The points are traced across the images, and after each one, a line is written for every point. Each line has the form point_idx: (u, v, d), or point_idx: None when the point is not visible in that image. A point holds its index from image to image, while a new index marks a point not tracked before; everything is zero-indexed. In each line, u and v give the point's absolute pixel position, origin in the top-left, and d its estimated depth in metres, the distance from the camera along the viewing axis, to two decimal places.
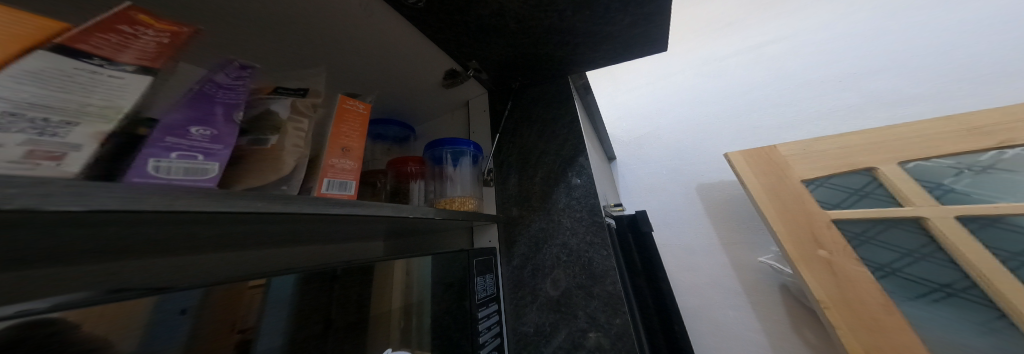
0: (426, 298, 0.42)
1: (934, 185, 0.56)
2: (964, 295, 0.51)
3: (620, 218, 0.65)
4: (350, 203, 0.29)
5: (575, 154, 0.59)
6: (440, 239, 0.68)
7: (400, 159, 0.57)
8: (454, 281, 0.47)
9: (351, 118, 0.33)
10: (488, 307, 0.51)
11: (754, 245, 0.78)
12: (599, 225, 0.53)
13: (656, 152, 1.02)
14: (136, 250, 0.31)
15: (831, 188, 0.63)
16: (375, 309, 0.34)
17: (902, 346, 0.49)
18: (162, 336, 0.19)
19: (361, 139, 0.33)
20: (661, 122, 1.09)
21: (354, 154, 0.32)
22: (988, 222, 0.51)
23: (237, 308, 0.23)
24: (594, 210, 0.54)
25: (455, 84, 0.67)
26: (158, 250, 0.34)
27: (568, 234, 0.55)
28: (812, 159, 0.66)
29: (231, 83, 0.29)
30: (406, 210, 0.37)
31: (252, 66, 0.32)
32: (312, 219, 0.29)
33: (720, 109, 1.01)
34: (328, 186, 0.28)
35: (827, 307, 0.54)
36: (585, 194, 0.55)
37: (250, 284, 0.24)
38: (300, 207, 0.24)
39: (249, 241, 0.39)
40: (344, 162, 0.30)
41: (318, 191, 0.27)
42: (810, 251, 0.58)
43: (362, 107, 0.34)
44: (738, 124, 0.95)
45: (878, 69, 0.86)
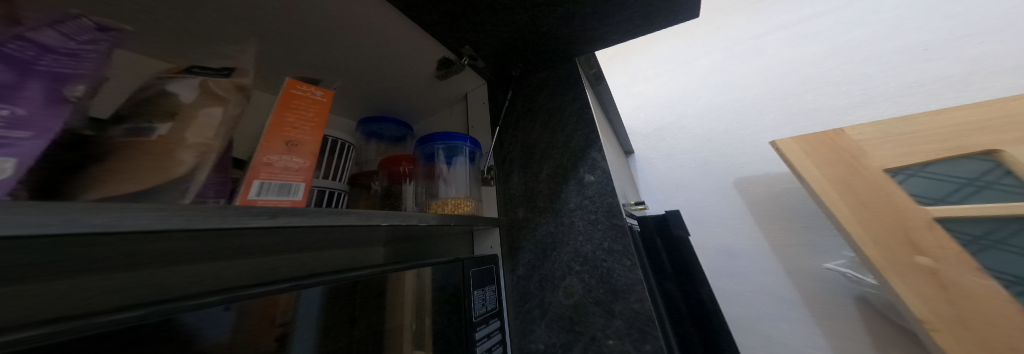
0: (423, 318, 0.35)
1: None
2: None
3: (644, 219, 0.56)
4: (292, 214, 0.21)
5: (587, 146, 0.51)
6: (444, 244, 0.65)
7: (393, 158, 0.53)
8: (455, 295, 0.40)
9: (303, 105, 0.25)
10: (489, 324, 0.45)
11: (817, 248, 0.64)
12: (621, 230, 0.44)
13: (680, 143, 0.90)
14: (97, 268, 0.29)
15: (929, 178, 0.49)
16: (389, 321, 0.31)
17: None
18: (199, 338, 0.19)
19: (317, 132, 0.25)
20: (686, 110, 0.96)
21: (305, 150, 0.24)
22: None
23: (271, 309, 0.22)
24: (612, 211, 0.45)
25: (450, 74, 0.61)
26: (127, 266, 0.31)
27: (581, 242, 0.47)
28: (893, 142, 0.52)
29: (67, 47, 0.20)
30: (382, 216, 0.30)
31: (118, 27, 0.22)
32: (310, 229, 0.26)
33: (759, 92, 0.86)
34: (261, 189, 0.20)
35: (934, 329, 0.42)
36: (600, 192, 0.47)
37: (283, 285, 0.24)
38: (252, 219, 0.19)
39: (236, 251, 0.37)
40: (288, 159, 0.22)
41: (244, 199, 0.19)
42: (904, 258, 0.45)
43: (322, 92, 0.27)
44: (782, 107, 0.81)
45: (973, 33, 0.69)
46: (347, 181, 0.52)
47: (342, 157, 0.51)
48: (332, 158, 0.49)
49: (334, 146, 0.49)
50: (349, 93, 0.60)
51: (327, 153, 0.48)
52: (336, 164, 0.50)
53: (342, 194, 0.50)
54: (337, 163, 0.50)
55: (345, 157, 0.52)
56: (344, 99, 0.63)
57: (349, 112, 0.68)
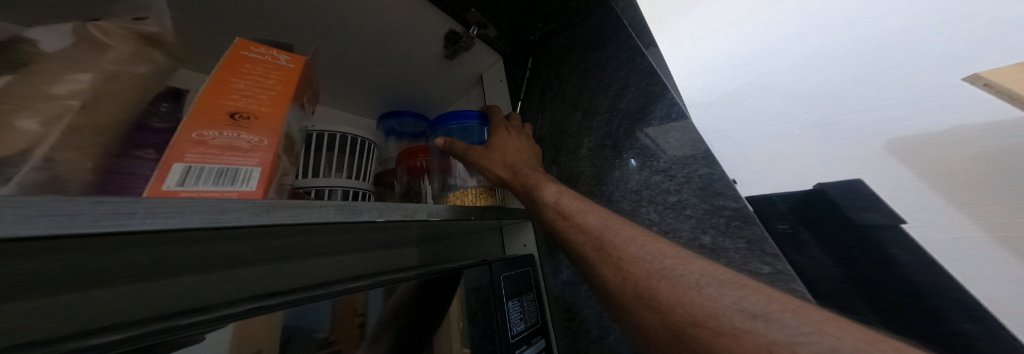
0: (465, 329, 0.33)
1: None
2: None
3: (774, 206, 0.35)
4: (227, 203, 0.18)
5: (648, 102, 0.48)
6: (472, 243, 0.61)
7: (409, 151, 0.49)
8: (484, 287, 0.38)
9: (260, 73, 0.25)
10: (532, 342, 0.41)
11: None
12: (721, 209, 0.38)
13: (767, 99, 0.37)
14: (150, 272, 0.30)
15: None
16: (440, 326, 0.32)
17: None
18: (308, 322, 0.22)
19: (281, 102, 0.25)
20: None
21: (258, 126, 0.23)
22: None
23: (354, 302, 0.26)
24: (709, 189, 0.39)
25: (457, 53, 0.57)
26: (187, 269, 0.33)
27: (672, 236, 0.41)
28: None
29: None
30: (374, 211, 0.27)
31: None
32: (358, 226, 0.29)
33: None
34: (188, 177, 0.19)
35: None
36: (682, 163, 0.42)
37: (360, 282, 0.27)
38: (178, 211, 0.15)
39: (276, 254, 0.38)
40: (233, 137, 0.21)
41: (155, 191, 0.17)
42: None
43: (287, 58, 0.28)
44: None
45: None
46: (372, 180, 0.48)
47: (367, 157, 0.47)
48: (359, 156, 0.46)
49: (359, 143, 0.46)
50: (365, 86, 0.60)
51: (354, 151, 0.45)
52: (361, 163, 0.46)
53: (369, 195, 0.46)
54: (361, 162, 0.46)
55: (371, 156, 0.48)
56: (361, 95, 0.62)
57: (370, 108, 0.68)
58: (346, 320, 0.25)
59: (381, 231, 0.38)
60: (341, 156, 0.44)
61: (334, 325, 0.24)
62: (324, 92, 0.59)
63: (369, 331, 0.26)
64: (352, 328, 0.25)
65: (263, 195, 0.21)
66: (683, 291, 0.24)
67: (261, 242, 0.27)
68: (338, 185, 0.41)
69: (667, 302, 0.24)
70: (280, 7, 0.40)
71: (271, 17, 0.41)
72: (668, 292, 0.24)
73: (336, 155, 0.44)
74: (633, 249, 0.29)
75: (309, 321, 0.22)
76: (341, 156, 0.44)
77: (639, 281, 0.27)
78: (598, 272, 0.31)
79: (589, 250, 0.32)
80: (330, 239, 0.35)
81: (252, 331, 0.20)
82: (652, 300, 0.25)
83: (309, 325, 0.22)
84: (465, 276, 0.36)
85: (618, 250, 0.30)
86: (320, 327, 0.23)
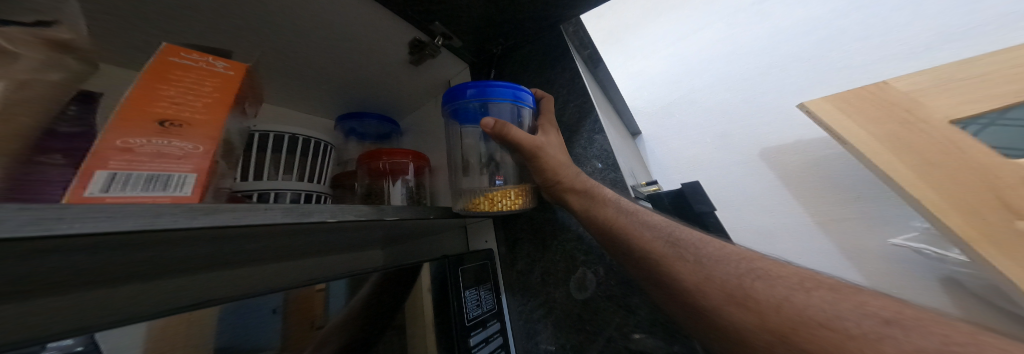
0: (430, 319, 0.38)
1: (995, 116, 0.44)
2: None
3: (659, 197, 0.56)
4: (172, 208, 0.19)
5: (583, 116, 0.54)
6: (435, 242, 0.63)
7: (369, 154, 0.51)
8: (445, 286, 0.41)
9: (189, 80, 0.27)
10: (488, 327, 0.46)
11: (879, 220, 0.52)
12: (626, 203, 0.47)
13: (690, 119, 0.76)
14: (70, 285, 0.28)
15: (1009, 127, 0.44)
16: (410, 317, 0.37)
17: None
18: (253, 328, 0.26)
19: (216, 111, 0.27)
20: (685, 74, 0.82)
21: (189, 133, 0.25)
22: (988, 122, 0.44)
23: (309, 306, 0.30)
24: (619, 187, 0.48)
25: (423, 59, 0.59)
26: (117, 279, 0.32)
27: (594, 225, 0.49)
28: (950, 93, 0.46)
29: None
30: (327, 212, 0.29)
31: None
32: (310, 228, 0.30)
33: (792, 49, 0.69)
34: (113, 183, 0.20)
35: None
36: (602, 168, 0.50)
37: (316, 288, 0.31)
38: (110, 216, 0.16)
39: (216, 261, 0.37)
40: (161, 142, 0.23)
41: (79, 195, 0.18)
42: (991, 220, 0.38)
43: (223, 65, 0.30)
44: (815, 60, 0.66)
45: None
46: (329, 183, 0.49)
47: (325, 159, 0.47)
48: (313, 158, 0.45)
49: (313, 145, 0.45)
50: (318, 87, 0.59)
51: (308, 153, 0.44)
52: (316, 165, 0.45)
53: (325, 197, 0.46)
54: (318, 165, 0.46)
55: (327, 157, 0.48)
56: (314, 93, 0.61)
57: (325, 108, 0.67)
58: (300, 323, 0.29)
59: (344, 233, 0.39)
60: (290, 158, 0.42)
61: (287, 325, 0.28)
62: (270, 90, 0.56)
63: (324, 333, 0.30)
64: (306, 335, 0.29)
65: (198, 200, 0.23)
66: (789, 293, 0.29)
67: (218, 248, 0.30)
68: (287, 188, 0.40)
69: (769, 304, 0.29)
70: (216, 9, 0.37)
71: (207, 18, 0.38)
72: (768, 296, 0.30)
73: (284, 156, 0.42)
74: (712, 252, 0.36)
75: (252, 328, 0.26)
76: (290, 158, 0.42)
77: (730, 281, 0.32)
78: (672, 268, 0.36)
79: (665, 247, 0.38)
80: (287, 243, 0.36)
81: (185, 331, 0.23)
82: (745, 301, 0.30)
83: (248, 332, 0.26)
84: (424, 271, 0.40)
85: (702, 253, 0.36)
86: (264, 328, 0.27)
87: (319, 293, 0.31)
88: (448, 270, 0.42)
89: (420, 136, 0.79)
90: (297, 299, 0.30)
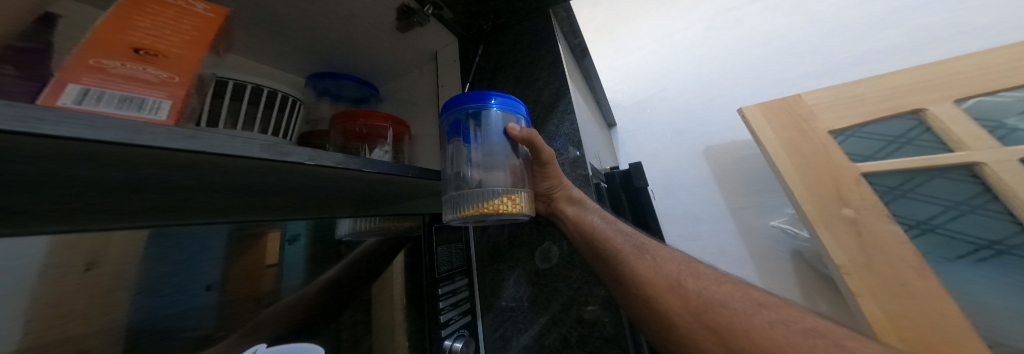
0: (397, 275, 0.40)
1: (852, 130, 0.58)
2: (1016, 253, 0.47)
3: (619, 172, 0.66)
4: (146, 130, 0.19)
5: (558, 98, 0.59)
6: (410, 205, 0.68)
7: (346, 114, 0.53)
8: (415, 249, 0.43)
9: (167, 15, 0.27)
10: (449, 283, 0.50)
11: (765, 208, 0.74)
12: (583, 180, 0.54)
13: (657, 115, 0.96)
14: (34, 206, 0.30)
15: (864, 138, 0.58)
16: (376, 295, 0.36)
17: (901, 280, 0.47)
18: (185, 300, 0.22)
19: (194, 48, 0.28)
20: (658, 75, 1.01)
21: (163, 63, 0.26)
22: (849, 133, 0.59)
23: (254, 281, 0.26)
24: (577, 163, 0.55)
25: (411, 26, 0.61)
26: (81, 208, 0.34)
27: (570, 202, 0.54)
28: (839, 108, 0.59)
29: None
30: (304, 155, 0.29)
31: None
32: (286, 169, 0.30)
33: (727, 68, 0.91)
34: (87, 97, 0.21)
35: (863, 246, 0.50)
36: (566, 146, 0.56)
37: (267, 263, 0.28)
38: (92, 125, 0.17)
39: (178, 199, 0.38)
40: (136, 68, 0.24)
41: (52, 102, 0.20)
42: (832, 210, 0.53)
43: (205, 7, 0.30)
44: (747, 82, 0.87)
45: (886, 19, 0.77)
46: (295, 137, 0.50)
47: (293, 114, 0.48)
48: (279, 113, 0.45)
49: (280, 99, 0.45)
50: (295, 40, 0.57)
51: (274, 107, 0.44)
52: (283, 120, 0.46)
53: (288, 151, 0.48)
54: (286, 120, 0.47)
55: (294, 114, 0.49)
56: (289, 46, 0.59)
57: (303, 66, 0.66)
58: (243, 293, 0.25)
59: (322, 189, 0.41)
60: (261, 111, 0.43)
61: (226, 296, 0.24)
62: (238, 36, 0.54)
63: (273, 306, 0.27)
64: (248, 310, 0.25)
65: (173, 124, 0.25)
66: (703, 285, 0.38)
67: (185, 177, 0.29)
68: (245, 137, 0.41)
69: (692, 290, 0.38)
70: None
71: None
72: (693, 287, 0.38)
73: (247, 107, 0.41)
74: (662, 254, 0.44)
75: (183, 299, 0.22)
76: (262, 111, 0.43)
77: (670, 275, 0.40)
78: (632, 266, 0.42)
79: (625, 247, 0.44)
80: (255, 186, 0.36)
81: (82, 291, 0.18)
82: (679, 290, 0.38)
83: (175, 308, 0.21)
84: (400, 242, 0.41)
85: (655, 251, 0.45)
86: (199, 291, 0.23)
87: (271, 269, 0.28)
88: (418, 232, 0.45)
89: (401, 104, 0.80)
90: (242, 264, 0.26)
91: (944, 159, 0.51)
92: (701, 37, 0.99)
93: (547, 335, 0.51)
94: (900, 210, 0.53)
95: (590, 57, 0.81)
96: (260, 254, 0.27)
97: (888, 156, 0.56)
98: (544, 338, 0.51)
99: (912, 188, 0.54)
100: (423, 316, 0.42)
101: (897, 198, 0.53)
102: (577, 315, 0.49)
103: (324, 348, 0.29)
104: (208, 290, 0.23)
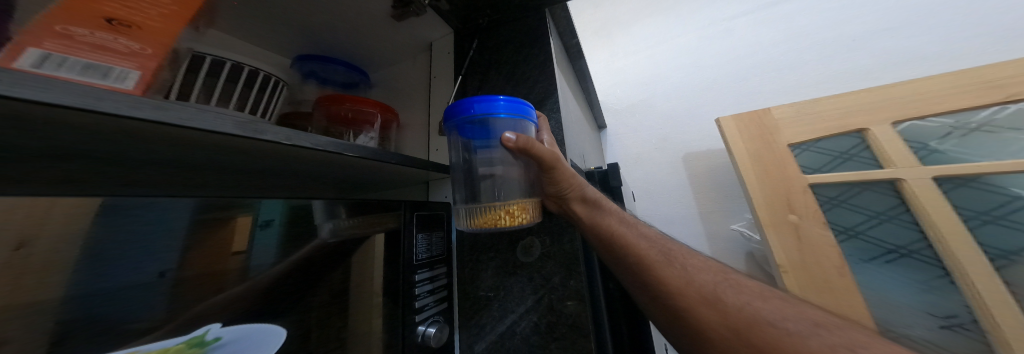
0: (379, 258, 0.42)
1: (805, 145, 0.64)
2: (915, 256, 0.54)
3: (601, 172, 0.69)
4: (121, 103, 0.19)
5: (546, 97, 0.59)
6: (398, 193, 0.71)
7: (332, 99, 0.55)
8: (397, 232, 0.45)
9: None
10: (427, 270, 0.51)
11: (729, 213, 0.80)
12: None
13: (645, 120, 1.00)
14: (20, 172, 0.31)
15: (817, 152, 0.63)
16: (355, 286, 0.38)
17: (823, 279, 0.53)
18: (131, 274, 0.20)
19: (170, 23, 0.28)
20: (650, 81, 1.05)
21: (134, 34, 0.25)
22: (805, 147, 0.64)
23: (217, 276, 0.24)
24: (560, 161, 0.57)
25: (407, 16, 0.63)
26: (67, 178, 0.35)
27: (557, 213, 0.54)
28: (799, 123, 0.65)
29: None
30: (280, 133, 0.29)
31: None
32: (263, 147, 0.31)
33: (713, 78, 0.96)
34: (48, 61, 0.21)
35: (801, 249, 0.55)
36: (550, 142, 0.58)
37: (233, 250, 0.26)
38: (46, 89, 0.15)
39: (156, 175, 0.39)
40: (106, 37, 0.23)
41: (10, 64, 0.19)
42: (780, 216, 0.58)
43: None
44: (729, 93, 0.92)
45: (857, 41, 0.82)
46: (276, 118, 0.51)
47: (275, 94, 0.49)
48: (260, 93, 0.47)
49: (262, 79, 0.46)
50: (284, 18, 0.58)
51: (256, 87, 0.46)
52: (262, 99, 0.47)
53: None
54: (266, 99, 0.48)
55: (277, 94, 0.50)
56: (280, 27, 0.59)
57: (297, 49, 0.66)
58: (199, 285, 0.23)
59: (307, 169, 0.42)
60: (246, 91, 0.44)
61: (184, 271, 0.22)
62: (234, 16, 0.55)
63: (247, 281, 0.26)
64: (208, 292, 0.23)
65: (140, 94, 0.24)
66: (750, 300, 0.34)
67: (157, 152, 0.29)
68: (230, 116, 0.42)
69: (735, 310, 0.33)
70: None
71: None
72: (733, 300, 0.34)
73: (224, 84, 0.42)
74: (695, 263, 0.40)
75: (133, 275, 0.20)
76: (245, 91, 0.44)
77: (707, 287, 0.36)
78: (661, 275, 0.38)
79: (654, 255, 0.41)
80: (242, 166, 0.38)
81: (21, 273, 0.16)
82: (716, 303, 0.34)
83: (125, 282, 0.19)
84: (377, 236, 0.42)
85: (686, 260, 0.40)
86: (149, 278, 0.20)
87: (238, 257, 0.26)
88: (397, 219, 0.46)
89: (394, 93, 0.81)
90: (208, 241, 0.24)
91: (879, 174, 0.56)
92: (692, 47, 1.03)
93: (521, 328, 0.52)
94: (834, 218, 0.59)
95: (584, 59, 0.83)
96: (225, 241, 0.25)
97: (832, 169, 0.61)
98: (518, 326, 0.52)
99: (847, 198, 0.60)
100: (399, 299, 0.44)
101: (833, 207, 0.60)
102: (559, 313, 0.49)
103: (284, 329, 0.29)
104: (165, 277, 0.21)
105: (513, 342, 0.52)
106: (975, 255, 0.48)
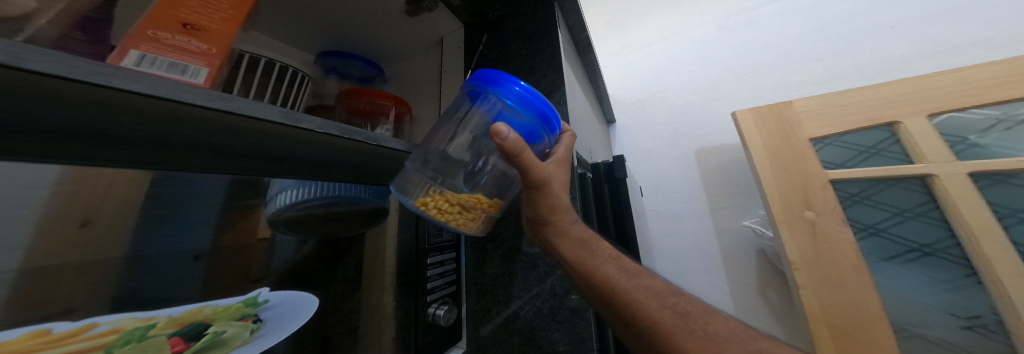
0: (393, 243, 0.49)
1: (829, 139, 0.61)
2: (941, 255, 0.51)
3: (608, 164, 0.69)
4: (197, 93, 0.22)
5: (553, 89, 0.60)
6: None
7: (351, 91, 0.58)
8: (414, 220, 0.53)
9: None
10: (437, 254, 0.57)
11: (742, 209, 0.77)
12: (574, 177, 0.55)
13: (656, 113, 0.98)
14: None
15: (841, 146, 0.60)
16: (368, 268, 0.46)
17: (835, 279, 0.51)
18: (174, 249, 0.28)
19: (231, 25, 0.31)
20: (664, 74, 1.02)
21: (201, 35, 0.28)
22: (828, 141, 0.61)
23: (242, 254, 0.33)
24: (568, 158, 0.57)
25: (420, 12, 0.65)
26: None
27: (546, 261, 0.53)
28: (823, 116, 0.61)
29: None
30: (317, 123, 0.32)
31: None
32: (303, 137, 0.33)
33: (730, 70, 0.92)
34: (144, 61, 0.25)
35: (816, 247, 0.53)
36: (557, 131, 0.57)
37: (258, 237, 0.35)
38: (141, 81, 0.19)
39: None
40: (181, 39, 0.27)
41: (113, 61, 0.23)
42: (797, 212, 0.56)
43: None
44: (747, 86, 0.88)
45: (893, 28, 0.76)
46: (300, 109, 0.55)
47: (302, 88, 0.53)
48: (288, 86, 0.50)
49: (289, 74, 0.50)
50: (306, 18, 0.61)
51: (284, 81, 0.49)
52: (290, 92, 0.51)
53: None
54: (293, 92, 0.52)
55: (303, 87, 0.54)
56: (302, 25, 0.63)
57: (318, 46, 0.70)
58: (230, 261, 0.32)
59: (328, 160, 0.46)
60: (275, 84, 0.48)
61: (218, 251, 0.31)
62: (261, 14, 0.59)
63: (275, 256, 0.36)
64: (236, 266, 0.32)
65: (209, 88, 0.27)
66: None
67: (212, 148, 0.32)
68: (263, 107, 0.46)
69: None
70: None
71: None
72: None
73: (259, 79, 0.45)
74: (719, 331, 0.35)
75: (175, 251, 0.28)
76: (273, 83, 0.48)
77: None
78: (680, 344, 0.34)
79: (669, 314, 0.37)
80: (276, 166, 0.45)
81: None
82: None
83: None
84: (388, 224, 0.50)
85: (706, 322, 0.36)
86: None
87: (262, 242, 0.35)
88: (404, 209, 0.52)
89: (406, 86, 0.83)
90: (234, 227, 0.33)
91: (909, 171, 0.53)
92: (709, 38, 0.99)
93: (521, 316, 0.54)
94: (855, 215, 0.57)
95: (594, 52, 0.81)
96: (252, 227, 0.34)
97: (857, 164, 0.58)
98: (518, 312, 0.54)
99: (871, 194, 0.57)
100: (409, 280, 0.50)
101: (855, 204, 0.57)
102: (558, 303, 0.50)
103: (311, 295, 0.38)
104: (197, 260, 0.30)
105: (514, 326, 0.54)
106: (1008, 255, 0.44)
